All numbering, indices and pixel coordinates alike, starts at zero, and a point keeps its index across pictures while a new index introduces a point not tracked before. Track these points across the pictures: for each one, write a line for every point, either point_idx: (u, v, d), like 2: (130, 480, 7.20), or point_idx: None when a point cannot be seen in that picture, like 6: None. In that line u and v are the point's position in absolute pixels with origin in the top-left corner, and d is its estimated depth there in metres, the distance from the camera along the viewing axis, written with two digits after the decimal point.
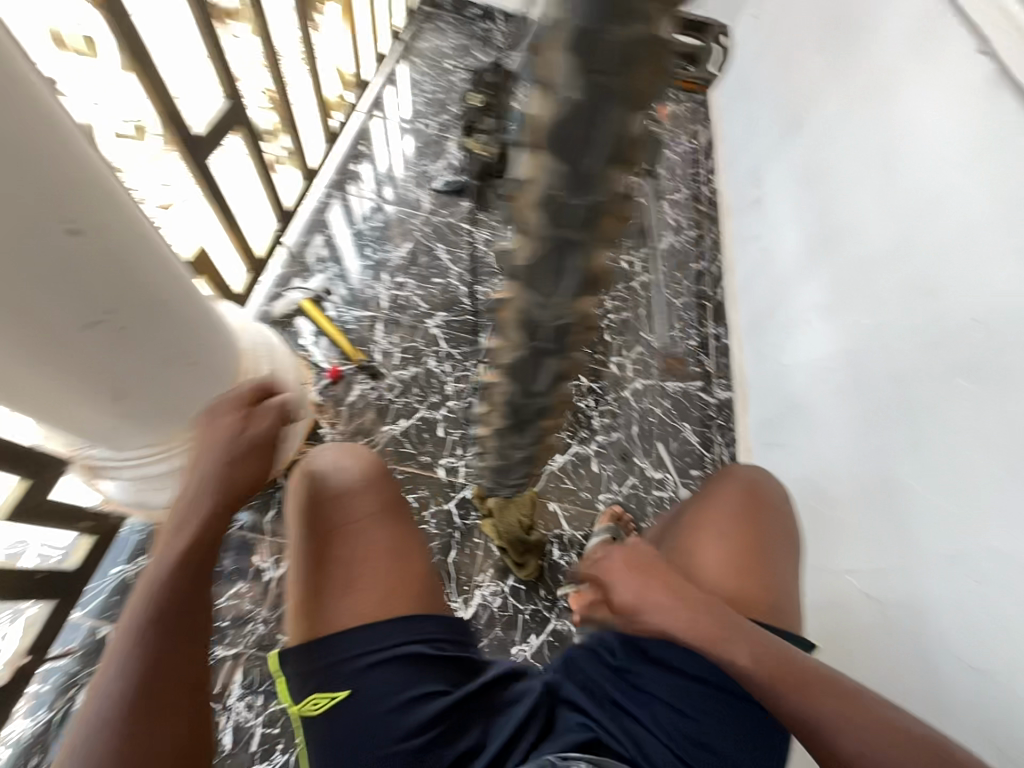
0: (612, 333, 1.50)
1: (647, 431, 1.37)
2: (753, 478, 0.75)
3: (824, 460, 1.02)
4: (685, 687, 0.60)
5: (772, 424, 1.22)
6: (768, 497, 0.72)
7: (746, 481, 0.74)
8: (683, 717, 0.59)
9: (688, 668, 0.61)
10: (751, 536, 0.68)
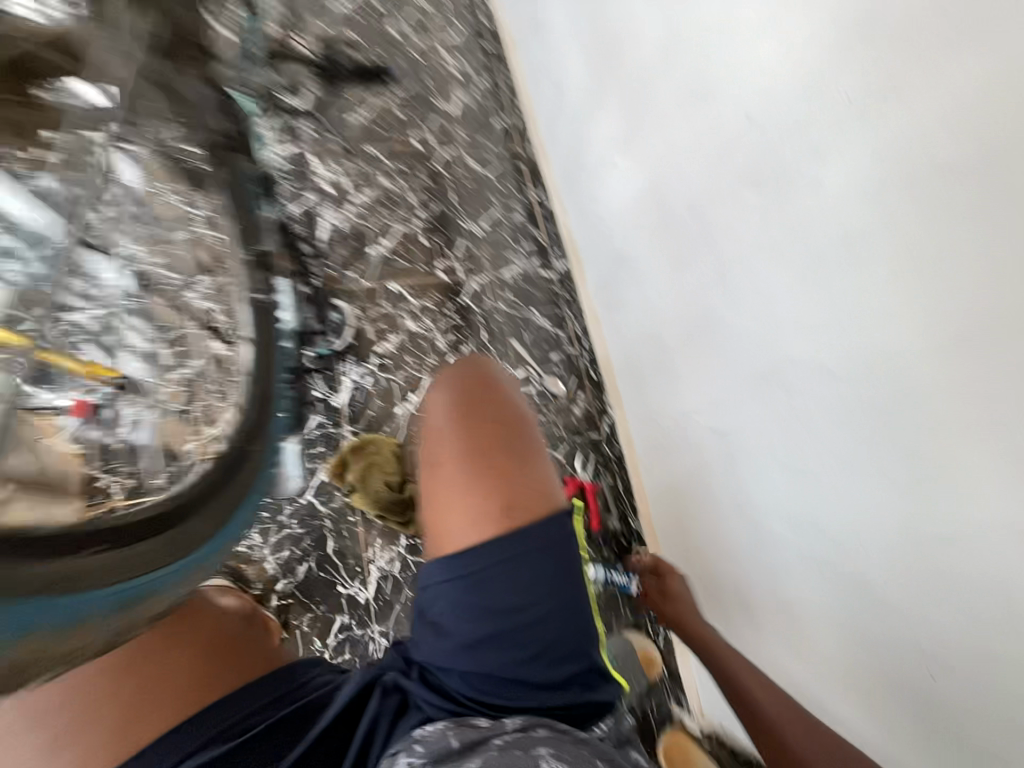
0: (429, 235, 1.28)
1: (497, 331, 1.27)
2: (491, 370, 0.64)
3: (661, 299, 0.96)
4: (479, 641, 0.51)
5: (611, 275, 1.12)
6: (489, 375, 0.63)
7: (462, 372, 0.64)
8: (492, 666, 0.51)
9: (472, 621, 0.51)
10: (483, 429, 0.58)
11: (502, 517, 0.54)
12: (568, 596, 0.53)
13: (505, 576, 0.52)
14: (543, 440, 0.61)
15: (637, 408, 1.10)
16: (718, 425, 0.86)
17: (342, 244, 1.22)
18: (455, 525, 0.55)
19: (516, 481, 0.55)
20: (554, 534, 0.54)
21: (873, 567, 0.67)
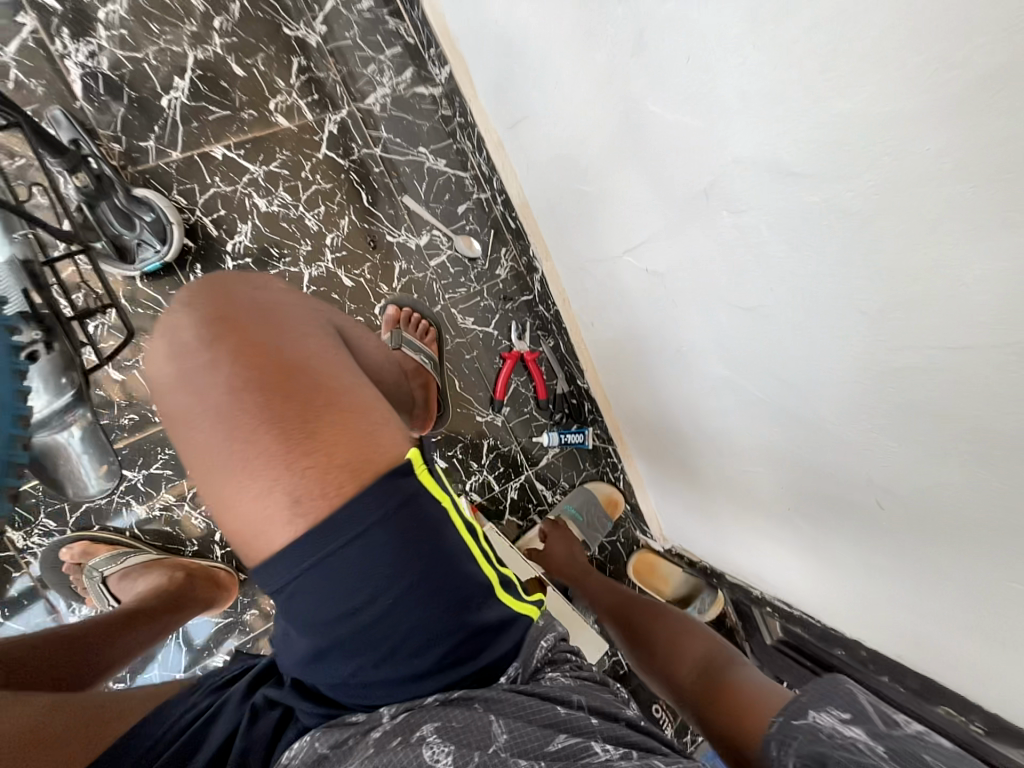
0: (242, 62, 0.90)
1: (381, 190, 1.00)
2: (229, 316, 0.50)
3: (563, 106, 0.71)
4: (328, 647, 0.44)
5: (501, 75, 0.82)
6: (239, 336, 0.48)
7: (202, 340, 0.48)
8: (350, 664, 0.44)
9: (314, 632, 0.44)
10: (246, 409, 0.45)
11: (291, 513, 0.43)
12: (412, 576, 0.44)
13: (326, 579, 0.43)
14: (338, 395, 0.48)
15: (564, 256, 0.92)
16: (656, 265, 0.68)
17: (116, 99, 0.85)
18: (247, 530, 0.44)
19: (299, 464, 0.44)
20: (377, 507, 0.44)
21: (833, 423, 0.53)
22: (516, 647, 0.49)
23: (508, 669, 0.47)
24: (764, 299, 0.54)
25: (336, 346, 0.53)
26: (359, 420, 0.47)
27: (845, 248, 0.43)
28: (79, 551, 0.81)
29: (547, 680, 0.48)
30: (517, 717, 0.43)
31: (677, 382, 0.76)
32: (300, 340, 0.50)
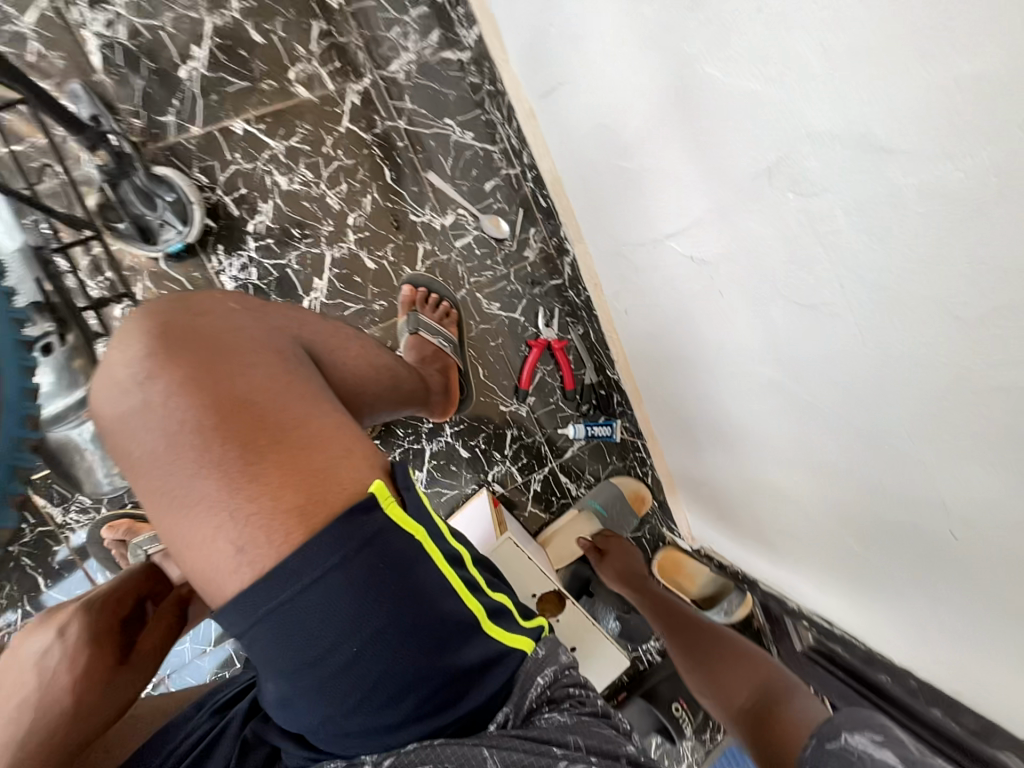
0: (260, 27, 0.86)
1: (404, 165, 0.94)
2: (173, 348, 0.48)
3: (603, 71, 0.63)
4: (298, 695, 0.44)
5: (535, 36, 0.74)
6: (178, 373, 0.46)
7: (142, 379, 0.46)
8: (319, 713, 0.44)
9: (283, 680, 0.44)
10: (190, 454, 0.44)
11: (238, 559, 0.43)
12: (378, 622, 0.43)
13: (290, 628, 0.42)
14: (282, 431, 0.47)
15: (599, 240, 0.85)
16: (702, 252, 0.61)
17: (135, 71, 0.82)
18: (201, 572, 0.45)
19: (242, 510, 0.44)
20: (333, 552, 0.43)
21: (905, 440, 0.47)
22: (503, 689, 0.48)
23: (497, 714, 0.47)
24: (836, 300, 0.46)
25: (284, 372, 0.50)
26: (304, 458, 0.46)
27: (943, 246, 0.36)
28: (124, 529, 0.80)
29: (545, 723, 0.47)
30: (509, 764, 0.43)
31: (721, 382, 0.70)
32: (242, 373, 0.48)
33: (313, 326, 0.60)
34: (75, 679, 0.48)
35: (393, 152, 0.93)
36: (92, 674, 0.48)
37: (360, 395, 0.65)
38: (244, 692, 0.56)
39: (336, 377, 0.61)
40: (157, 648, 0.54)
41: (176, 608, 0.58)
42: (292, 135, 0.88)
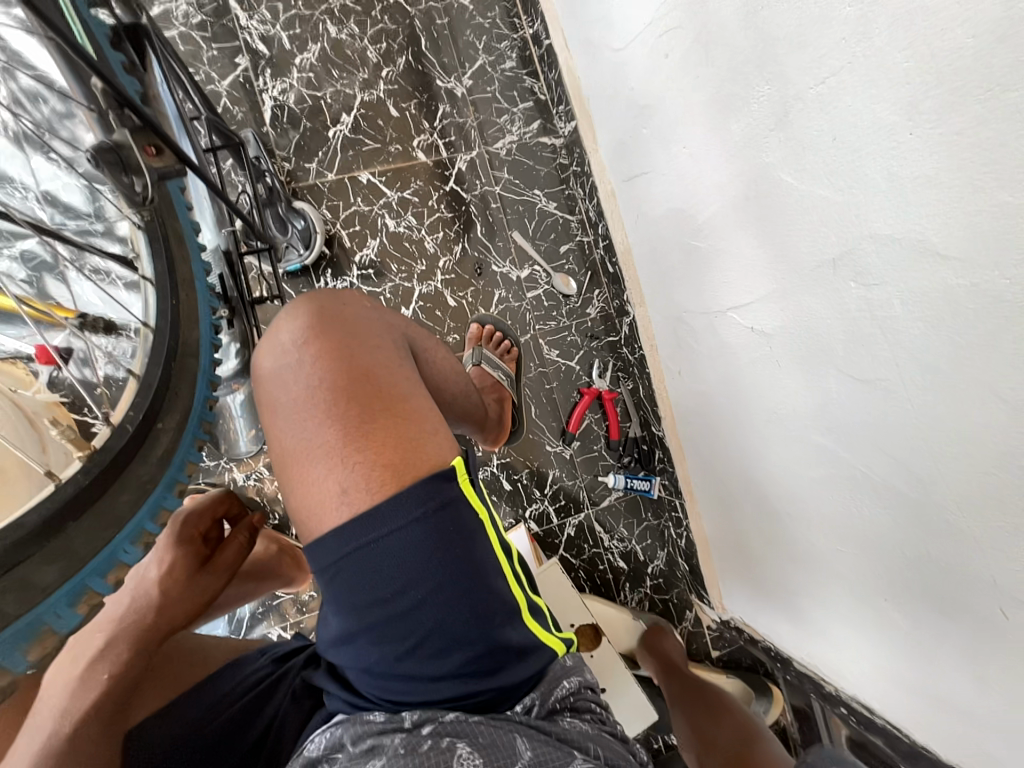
0: (397, 105, 1.05)
1: (493, 223, 1.08)
2: (321, 314, 0.57)
3: (687, 167, 0.75)
4: (359, 632, 0.48)
5: (628, 133, 0.88)
6: (322, 339, 0.55)
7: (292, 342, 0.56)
8: (373, 649, 0.48)
9: (349, 616, 0.48)
10: (320, 404, 0.52)
11: (340, 499, 0.49)
12: (438, 578, 0.48)
13: (369, 563, 0.47)
14: (394, 400, 0.53)
15: (661, 306, 0.94)
16: (762, 324, 0.68)
17: (294, 128, 1.01)
18: (306, 509, 0.51)
19: (351, 457, 0.50)
20: (416, 506, 0.48)
21: (952, 511, 0.50)
22: (535, 676, 0.51)
23: (524, 698, 0.51)
24: (891, 377, 0.52)
25: (397, 356, 0.58)
26: (406, 428, 0.52)
27: (992, 334, 0.42)
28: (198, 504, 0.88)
29: (565, 722, 0.50)
30: (537, 749, 0.46)
31: (774, 446, 0.73)
32: (369, 349, 0.56)
33: (417, 328, 0.68)
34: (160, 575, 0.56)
35: (485, 210, 1.07)
36: (177, 576, 0.57)
37: (446, 395, 0.73)
38: (302, 649, 0.63)
39: (427, 374, 0.68)
40: (230, 563, 0.61)
41: (246, 535, 0.64)
42: (405, 188, 1.04)
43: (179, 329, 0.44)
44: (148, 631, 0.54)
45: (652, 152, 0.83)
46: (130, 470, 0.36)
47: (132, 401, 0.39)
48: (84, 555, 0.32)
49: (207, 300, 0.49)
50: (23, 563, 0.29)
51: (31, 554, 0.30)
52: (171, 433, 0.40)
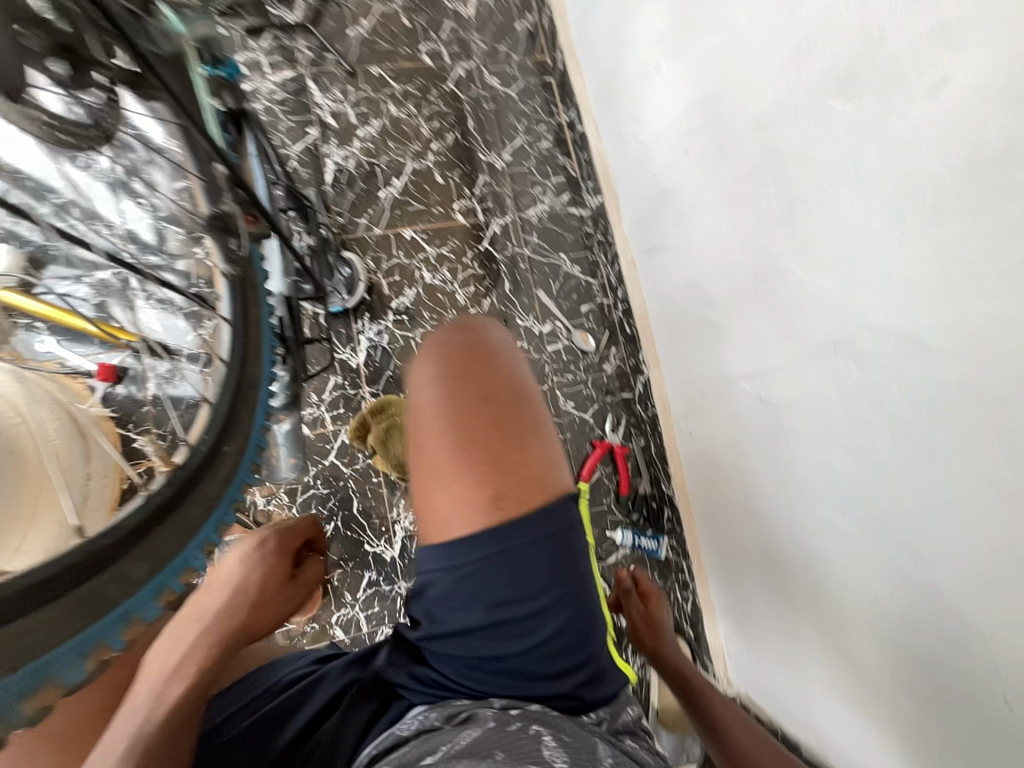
0: (443, 173, 1.17)
1: (521, 281, 1.16)
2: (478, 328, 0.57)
3: (701, 246, 0.83)
4: (468, 628, 0.49)
5: (650, 211, 0.96)
6: (483, 349, 0.55)
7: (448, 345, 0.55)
8: (476, 643, 0.49)
9: (467, 612, 0.49)
10: (468, 407, 0.51)
11: (491, 509, 0.48)
12: (563, 590, 0.50)
13: (504, 569, 0.48)
14: (544, 420, 0.54)
15: (674, 369, 1.00)
16: (770, 395, 0.72)
17: (350, 188, 1.13)
18: (445, 514, 0.49)
19: (507, 469, 0.50)
20: (555, 523, 0.50)
21: (953, 592, 0.51)
22: (606, 698, 0.53)
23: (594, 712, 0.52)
24: (888, 454, 0.55)
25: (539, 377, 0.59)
26: (547, 453, 0.52)
27: (979, 426, 0.46)
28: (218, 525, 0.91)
29: (628, 744, 0.52)
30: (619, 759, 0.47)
31: (780, 514, 0.75)
32: (520, 365, 0.55)
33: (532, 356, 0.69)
34: (258, 578, 0.52)
35: (514, 270, 1.16)
36: (273, 582, 0.53)
37: None
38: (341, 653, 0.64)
39: None
40: (312, 582, 0.57)
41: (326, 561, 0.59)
42: (443, 245, 1.15)
43: (246, 363, 0.50)
44: (233, 639, 0.49)
45: (671, 229, 0.91)
46: (203, 485, 0.40)
47: (206, 424, 0.44)
48: (163, 561, 0.35)
49: (268, 336, 0.55)
50: (120, 561, 0.33)
51: (124, 554, 0.33)
52: (234, 455, 0.44)
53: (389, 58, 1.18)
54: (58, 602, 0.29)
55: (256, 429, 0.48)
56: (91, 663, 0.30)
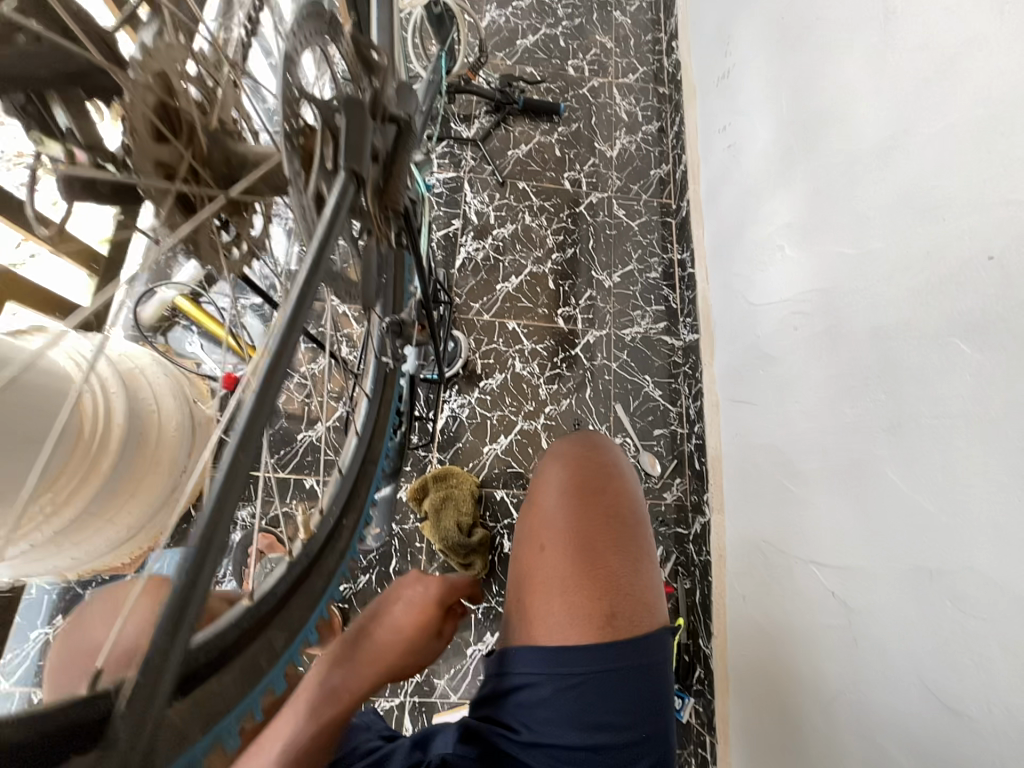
0: (556, 280, 1.29)
1: (602, 392, 1.22)
2: (599, 453, 0.69)
3: (793, 417, 0.85)
4: (564, 746, 0.53)
5: (745, 367, 1.00)
6: (607, 475, 0.66)
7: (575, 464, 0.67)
8: (567, 764, 0.52)
9: (568, 729, 0.53)
10: (590, 527, 0.61)
11: (608, 623, 0.56)
12: (655, 727, 0.55)
13: (611, 691, 0.54)
14: (651, 549, 0.63)
15: (739, 523, 0.98)
16: (844, 593, 0.70)
17: (473, 275, 1.28)
18: (566, 622, 0.56)
19: (622, 587, 0.58)
20: (658, 652, 0.57)
21: None
22: None
23: None
24: (980, 712, 0.52)
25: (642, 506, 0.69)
26: (648, 585, 0.60)
27: None
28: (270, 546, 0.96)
29: None
30: None
31: (837, 728, 0.69)
32: (633, 498, 0.66)
33: None
34: (409, 627, 0.55)
35: (599, 379, 1.22)
36: (419, 634, 0.55)
37: None
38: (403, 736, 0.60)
39: None
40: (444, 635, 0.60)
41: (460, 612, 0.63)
42: (540, 341, 1.24)
43: (372, 438, 0.56)
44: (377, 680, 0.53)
45: (764, 391, 0.94)
46: (325, 558, 0.43)
47: (335, 493, 0.49)
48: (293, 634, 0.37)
49: (393, 411, 0.60)
50: (268, 628, 0.35)
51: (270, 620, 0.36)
52: (348, 530, 0.47)
53: (534, 175, 1.37)
54: (227, 669, 0.32)
55: (367, 504, 0.52)
56: (237, 728, 0.32)
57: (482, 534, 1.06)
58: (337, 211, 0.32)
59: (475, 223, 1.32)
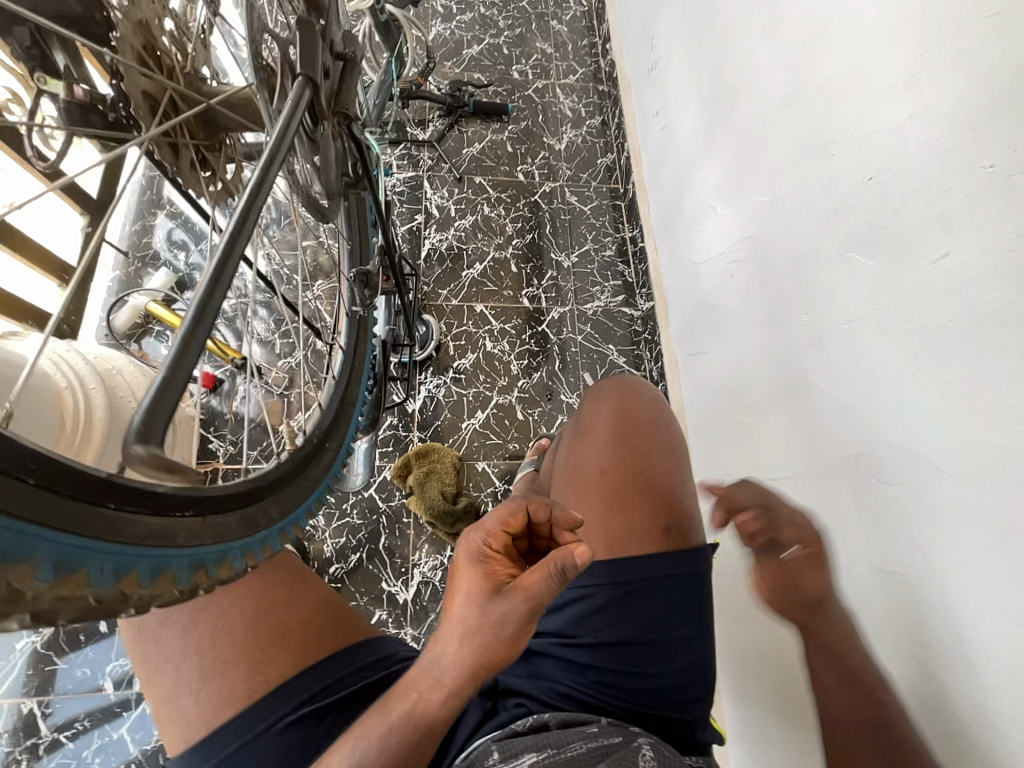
0: (518, 264, 1.37)
1: (570, 362, 1.29)
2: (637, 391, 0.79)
3: (738, 355, 0.93)
4: (620, 644, 0.62)
5: (694, 322, 1.09)
6: (649, 409, 0.76)
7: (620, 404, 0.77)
8: (619, 657, 0.62)
9: (622, 629, 0.62)
10: (640, 453, 0.72)
11: (665, 535, 0.67)
12: (695, 626, 0.65)
13: (660, 597, 0.64)
14: (689, 472, 0.74)
15: (704, 464, 1.05)
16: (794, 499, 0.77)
17: (439, 264, 1.35)
18: (631, 538, 0.66)
19: (674, 505, 0.69)
20: (693, 564, 0.66)
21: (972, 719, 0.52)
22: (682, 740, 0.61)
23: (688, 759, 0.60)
24: (907, 569, 0.59)
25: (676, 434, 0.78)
26: (688, 499, 0.71)
27: (989, 548, 0.50)
28: None
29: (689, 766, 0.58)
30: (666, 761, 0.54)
31: None
32: (668, 424, 0.76)
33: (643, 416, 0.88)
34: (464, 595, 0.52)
35: (566, 351, 1.30)
36: (474, 600, 0.51)
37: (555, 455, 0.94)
38: None
39: None
40: (528, 597, 0.50)
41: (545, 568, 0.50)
42: (508, 320, 1.31)
43: (349, 383, 0.62)
44: (458, 664, 0.50)
45: (711, 339, 1.03)
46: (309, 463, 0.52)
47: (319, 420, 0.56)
48: None
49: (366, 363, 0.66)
50: None
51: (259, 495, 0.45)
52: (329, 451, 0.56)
53: (488, 170, 1.46)
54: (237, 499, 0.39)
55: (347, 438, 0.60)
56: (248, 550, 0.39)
57: (466, 502, 1.10)
58: (294, 99, 0.47)
59: (437, 217, 1.39)
